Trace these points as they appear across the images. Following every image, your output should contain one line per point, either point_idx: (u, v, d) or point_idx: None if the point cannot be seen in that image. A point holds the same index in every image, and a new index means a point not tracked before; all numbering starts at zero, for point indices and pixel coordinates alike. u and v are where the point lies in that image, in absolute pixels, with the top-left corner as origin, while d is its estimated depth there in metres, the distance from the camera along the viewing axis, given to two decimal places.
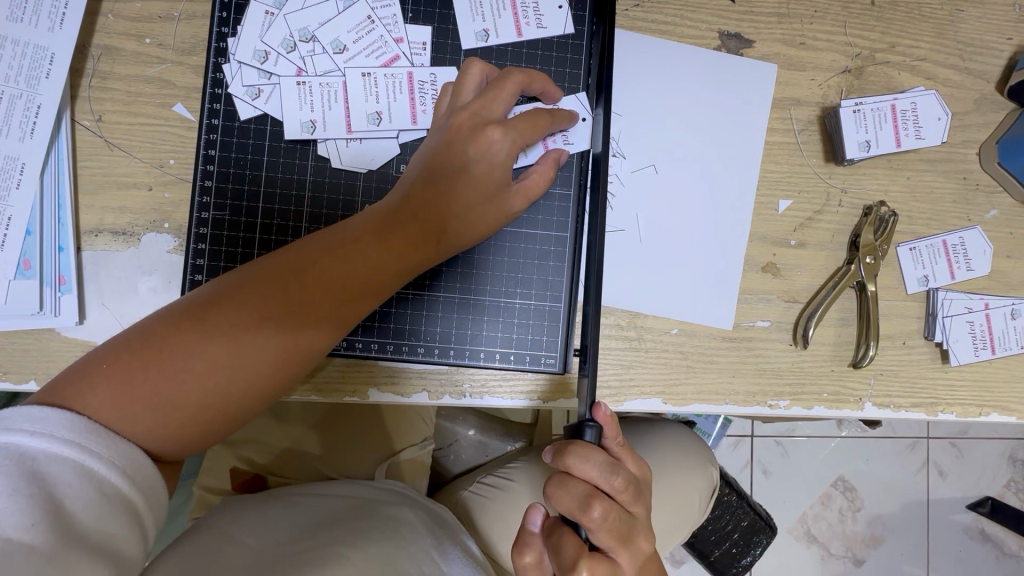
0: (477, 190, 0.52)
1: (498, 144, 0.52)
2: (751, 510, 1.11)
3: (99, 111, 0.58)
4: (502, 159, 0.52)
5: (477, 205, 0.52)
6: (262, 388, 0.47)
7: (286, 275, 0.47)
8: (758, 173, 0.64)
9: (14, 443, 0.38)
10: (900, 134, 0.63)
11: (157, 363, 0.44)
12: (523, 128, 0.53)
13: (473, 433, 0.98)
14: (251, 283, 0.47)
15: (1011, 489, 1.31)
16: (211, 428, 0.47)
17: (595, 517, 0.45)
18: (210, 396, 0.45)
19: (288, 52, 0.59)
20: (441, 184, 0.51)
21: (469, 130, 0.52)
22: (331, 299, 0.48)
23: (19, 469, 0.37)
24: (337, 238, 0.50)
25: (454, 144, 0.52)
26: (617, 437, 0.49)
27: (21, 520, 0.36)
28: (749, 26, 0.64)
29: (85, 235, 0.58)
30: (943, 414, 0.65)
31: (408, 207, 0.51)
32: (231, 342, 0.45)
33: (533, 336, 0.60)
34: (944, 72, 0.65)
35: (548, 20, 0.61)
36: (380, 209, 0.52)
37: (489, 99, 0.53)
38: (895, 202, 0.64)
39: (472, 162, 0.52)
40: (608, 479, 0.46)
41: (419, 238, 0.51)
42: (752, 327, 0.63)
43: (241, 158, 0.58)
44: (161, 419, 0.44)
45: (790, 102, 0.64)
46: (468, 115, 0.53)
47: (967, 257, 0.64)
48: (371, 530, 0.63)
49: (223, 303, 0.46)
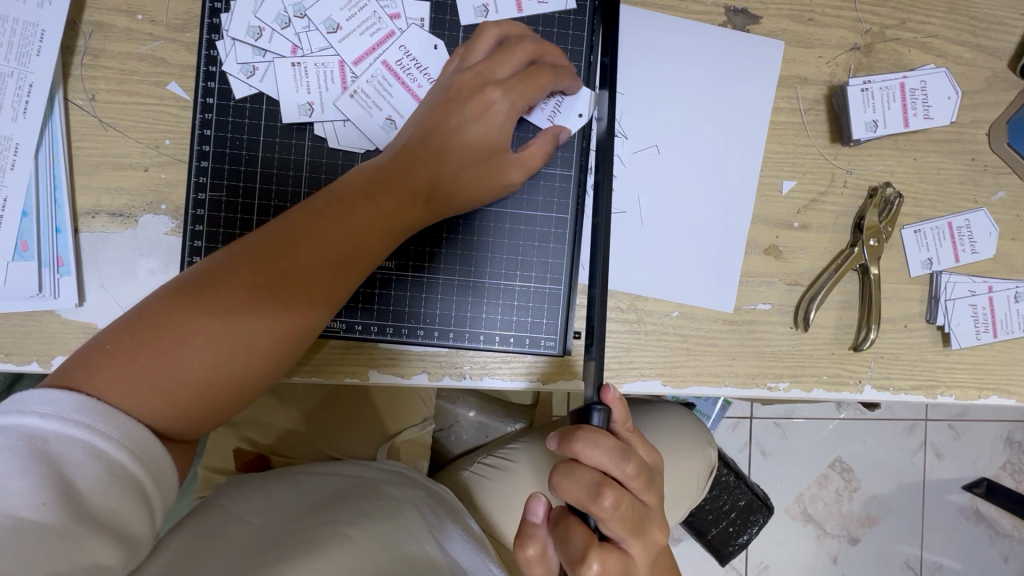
0: (473, 153, 0.52)
1: (498, 107, 0.51)
2: (749, 490, 1.12)
3: (92, 90, 0.57)
4: (501, 123, 0.52)
5: (473, 167, 0.52)
6: (268, 357, 0.48)
7: (285, 242, 0.48)
8: (762, 154, 0.63)
9: (25, 423, 0.38)
10: (908, 113, 0.62)
11: (161, 336, 0.44)
12: (524, 89, 0.52)
13: (473, 414, 0.99)
14: (253, 253, 0.47)
15: (1007, 470, 1.33)
16: (217, 402, 0.47)
17: (606, 505, 0.45)
18: (213, 368, 0.45)
19: (283, 28, 0.57)
20: (439, 145, 0.51)
21: (469, 92, 0.52)
22: (334, 263, 0.48)
23: (30, 449, 0.37)
24: (333, 203, 0.50)
25: (453, 107, 0.52)
26: (625, 421, 0.49)
27: (33, 499, 0.36)
28: (756, 2, 0.62)
29: (82, 216, 0.57)
30: (943, 396, 0.65)
31: (403, 170, 0.51)
32: (231, 312, 0.46)
33: (533, 319, 0.60)
34: (955, 49, 0.64)
35: None
36: (373, 170, 0.51)
37: (494, 62, 0.52)
38: (901, 184, 0.63)
39: (467, 125, 0.51)
40: (620, 465, 0.46)
41: (412, 201, 0.51)
42: (753, 310, 0.62)
43: (237, 138, 0.57)
44: (165, 394, 0.44)
45: (797, 81, 0.63)
46: (470, 77, 0.52)
47: (972, 240, 0.64)
48: (372, 509, 0.64)
49: (224, 275, 0.46)
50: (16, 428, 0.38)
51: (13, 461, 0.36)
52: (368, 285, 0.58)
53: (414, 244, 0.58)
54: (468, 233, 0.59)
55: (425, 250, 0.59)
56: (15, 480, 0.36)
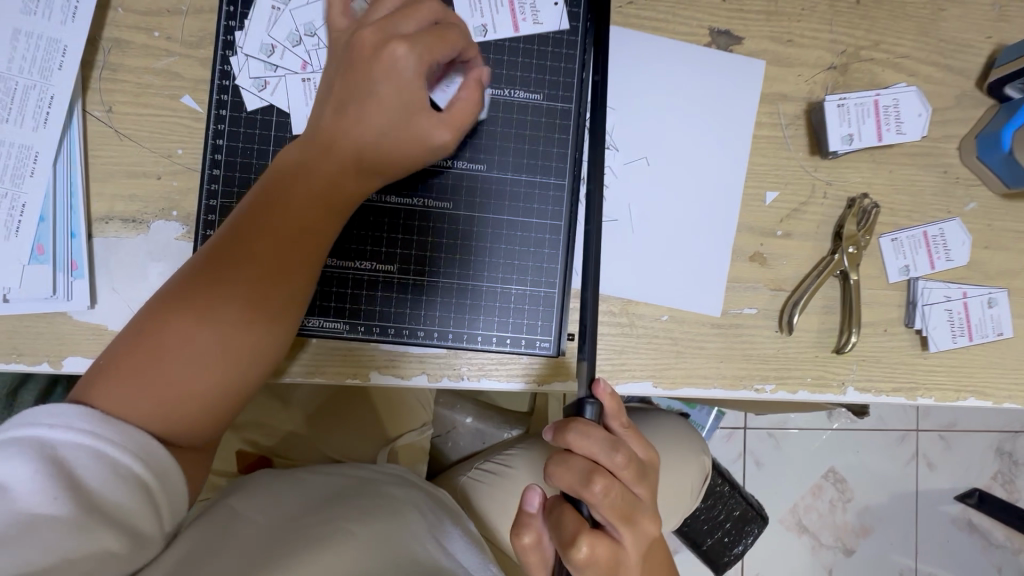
0: (397, 109, 0.52)
1: (405, 59, 0.50)
2: (743, 501, 1.13)
3: (109, 102, 0.60)
4: (414, 74, 0.51)
5: (404, 124, 0.52)
6: (251, 341, 0.49)
7: (246, 234, 0.50)
8: (746, 166, 0.66)
9: (32, 433, 0.40)
10: (882, 128, 0.65)
11: (146, 340, 0.47)
12: (429, 42, 0.51)
13: (470, 421, 1.01)
14: (210, 256, 0.50)
15: (998, 480, 1.35)
16: (213, 396, 0.48)
17: (596, 491, 0.47)
18: (196, 363, 0.47)
19: (294, 46, 0.61)
20: (356, 110, 0.52)
21: (373, 50, 0.51)
22: (292, 240, 0.51)
23: (39, 454, 0.40)
24: (280, 186, 0.52)
25: (363, 68, 0.52)
26: (621, 419, 0.51)
27: (45, 499, 0.38)
28: (739, 24, 0.66)
29: (96, 222, 0.60)
30: (923, 398, 0.67)
31: (337, 139, 0.52)
32: (205, 309, 0.48)
33: (529, 321, 0.62)
34: (926, 69, 0.68)
35: (544, 16, 0.63)
36: (311, 146, 0.53)
37: (396, 20, 0.52)
38: (878, 194, 0.67)
39: (382, 83, 0.51)
40: (609, 455, 0.48)
41: (358, 169, 0.52)
42: (739, 314, 0.65)
43: (248, 148, 0.60)
44: (155, 393, 0.46)
45: (778, 97, 0.66)
46: (371, 34, 0.52)
47: (947, 248, 0.67)
48: (372, 508, 0.66)
49: (199, 278, 0.49)
50: (25, 436, 0.40)
51: (23, 467, 0.39)
52: (369, 287, 0.60)
53: (415, 248, 0.61)
54: (468, 238, 0.62)
55: (426, 254, 0.61)
56: (28, 483, 0.38)
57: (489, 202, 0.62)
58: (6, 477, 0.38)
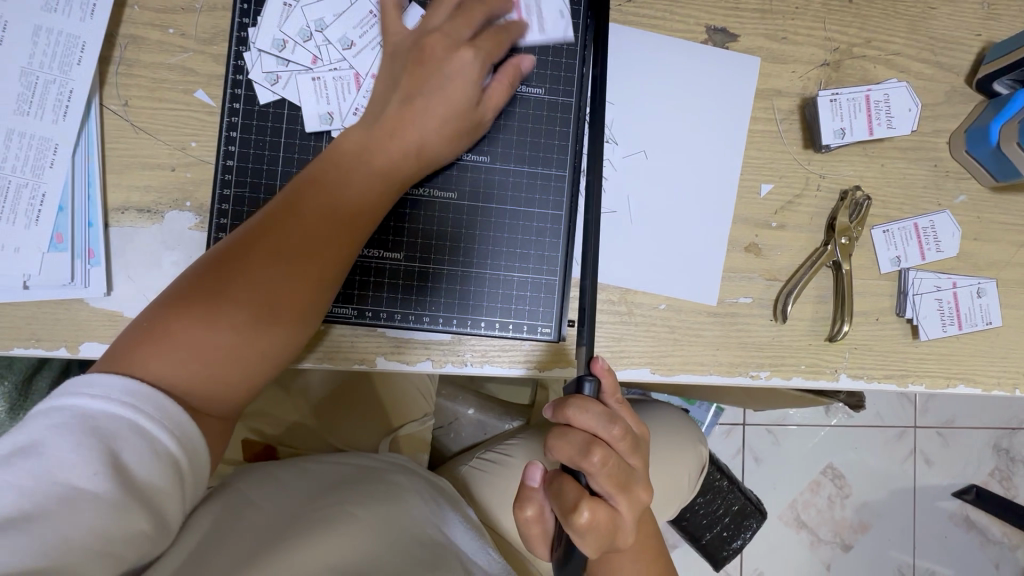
0: (455, 104, 0.57)
1: (470, 62, 0.57)
2: (742, 496, 1.15)
3: (125, 96, 0.62)
4: (475, 75, 0.58)
5: (458, 119, 0.58)
6: (296, 316, 0.53)
7: (293, 210, 0.53)
8: (742, 159, 0.68)
9: (78, 404, 0.43)
10: (873, 123, 0.67)
11: (189, 308, 0.49)
12: (490, 46, 0.59)
13: (472, 412, 1.03)
14: (263, 228, 0.52)
15: (995, 476, 1.36)
16: (255, 366, 0.51)
17: (595, 462, 0.49)
18: (246, 333, 0.50)
19: (305, 42, 0.63)
20: (417, 103, 0.57)
21: (438, 51, 0.57)
22: (343, 222, 0.54)
23: (82, 425, 0.41)
24: (328, 167, 0.55)
25: (428, 65, 0.57)
26: (615, 394, 0.53)
27: (86, 470, 0.40)
28: (734, 21, 0.68)
29: (113, 212, 0.62)
30: (914, 385, 0.69)
31: (392, 128, 0.56)
32: (259, 282, 0.51)
33: (530, 307, 0.64)
34: (917, 66, 0.70)
35: (549, 24, 0.64)
36: (361, 133, 0.57)
37: (455, 24, 0.58)
38: (870, 187, 0.69)
39: (446, 81, 0.57)
40: (607, 427, 0.49)
41: (406, 156, 0.57)
42: (734, 303, 0.67)
43: (260, 140, 0.62)
44: (204, 359, 0.49)
45: (773, 93, 0.68)
46: (438, 37, 0.58)
47: (937, 239, 0.69)
48: (375, 492, 0.68)
49: (245, 249, 0.51)
50: (70, 407, 0.42)
51: (67, 436, 0.41)
52: (377, 274, 0.62)
53: (421, 236, 0.63)
54: (472, 227, 0.64)
55: (431, 242, 0.63)
56: (70, 453, 0.40)
57: (493, 192, 0.64)
58: (52, 445, 0.40)
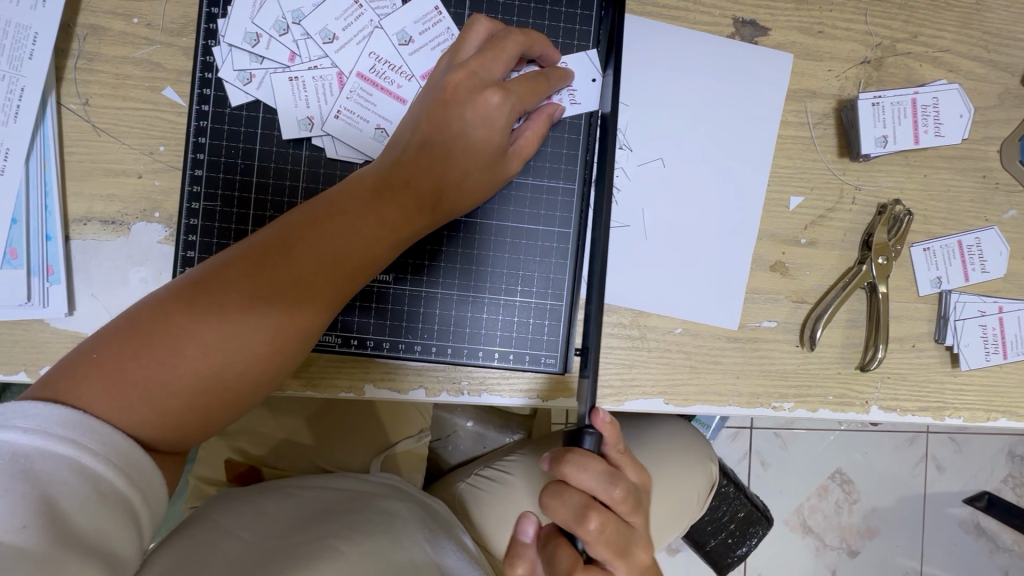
0: (473, 151, 0.51)
1: (498, 107, 0.50)
2: (749, 502, 1.09)
3: (85, 94, 0.56)
4: (502, 124, 0.51)
5: (475, 172, 0.51)
6: (263, 370, 0.46)
7: (280, 252, 0.46)
8: (769, 168, 0.61)
9: (7, 440, 0.37)
10: (918, 130, 0.61)
11: (155, 345, 0.43)
12: (522, 92, 0.52)
13: (471, 425, 0.97)
14: (241, 261, 0.46)
15: (1008, 484, 1.30)
16: (214, 416, 0.46)
17: (591, 528, 0.45)
18: (208, 381, 0.44)
19: (281, 35, 0.56)
20: (436, 150, 0.50)
21: (465, 89, 0.51)
22: (330, 275, 0.47)
23: (11, 467, 0.36)
24: (328, 208, 0.48)
25: (450, 107, 0.50)
26: (617, 444, 0.48)
27: (12, 521, 0.34)
28: (765, 13, 0.61)
29: (73, 223, 0.56)
30: (950, 418, 0.63)
31: (403, 175, 0.50)
32: (226, 326, 0.44)
33: (533, 335, 0.58)
34: (967, 64, 0.63)
35: (582, 95, 0.58)
36: (371, 175, 0.50)
37: (488, 59, 0.51)
38: (910, 201, 0.62)
39: (468, 126, 0.50)
40: (606, 488, 0.45)
41: (414, 207, 0.50)
42: (757, 327, 0.61)
43: (233, 146, 0.56)
44: (157, 406, 0.43)
45: (806, 94, 0.61)
46: (466, 74, 0.51)
47: (982, 259, 0.62)
48: (366, 523, 0.62)
49: (218, 284, 0.45)
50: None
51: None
52: (363, 298, 0.57)
53: (412, 257, 0.57)
54: (468, 245, 0.58)
55: (424, 262, 0.57)
56: None
57: (493, 206, 0.58)
58: None
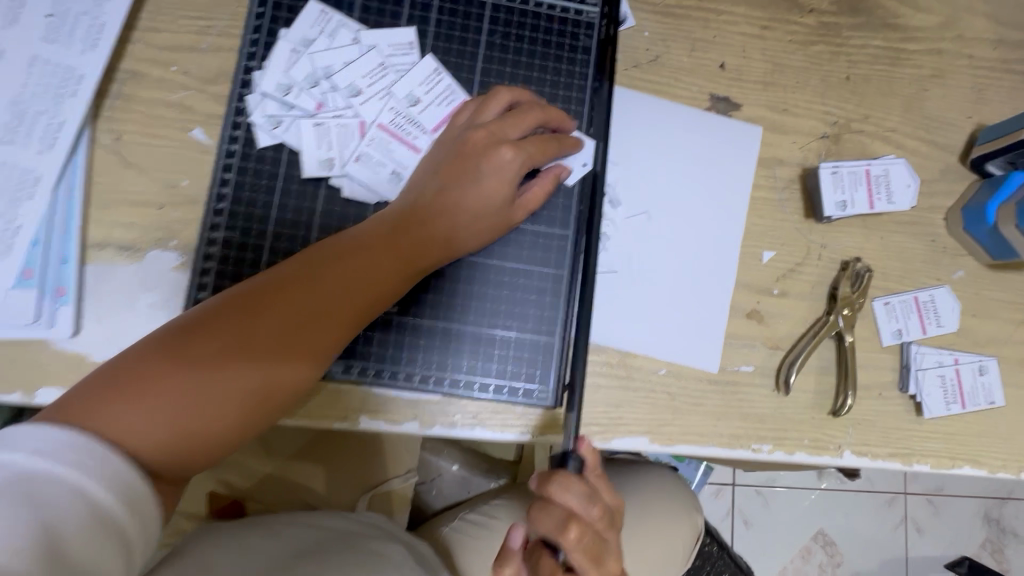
0: (486, 199, 0.56)
1: (511, 162, 0.56)
2: (733, 561, 1.08)
3: (119, 130, 0.60)
4: (513, 176, 0.56)
5: (486, 218, 0.56)
6: (278, 393, 0.48)
7: (303, 282, 0.49)
8: (743, 225, 0.68)
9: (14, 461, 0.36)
10: (874, 197, 0.68)
11: (173, 369, 0.44)
12: (534, 150, 0.57)
13: (456, 468, 0.97)
14: (266, 291, 0.49)
15: (986, 548, 1.31)
16: (225, 439, 0.47)
17: (572, 537, 0.46)
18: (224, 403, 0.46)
19: (310, 86, 0.62)
20: (452, 197, 0.55)
21: (483, 146, 0.56)
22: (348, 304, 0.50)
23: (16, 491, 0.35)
24: (348, 245, 0.52)
25: (468, 160, 0.56)
26: (595, 468, 0.51)
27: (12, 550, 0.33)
28: (737, 91, 0.70)
29: (91, 248, 0.58)
30: (918, 465, 0.67)
31: (419, 216, 0.54)
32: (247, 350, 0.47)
33: (527, 370, 0.61)
34: (912, 143, 0.71)
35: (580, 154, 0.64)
36: (389, 216, 0.54)
37: (506, 123, 0.57)
38: (870, 259, 0.69)
39: (482, 176, 0.55)
40: (586, 508, 0.47)
41: (427, 246, 0.54)
42: (736, 371, 0.65)
43: (256, 183, 0.60)
44: (173, 426, 0.44)
45: (774, 162, 0.69)
46: (484, 133, 0.57)
47: (937, 314, 0.68)
48: (348, 563, 0.60)
49: (244, 310, 0.47)
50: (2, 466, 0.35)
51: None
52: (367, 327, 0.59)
53: (416, 291, 0.60)
54: (471, 282, 0.62)
55: (426, 296, 0.61)
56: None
57: (494, 247, 0.62)
58: None
